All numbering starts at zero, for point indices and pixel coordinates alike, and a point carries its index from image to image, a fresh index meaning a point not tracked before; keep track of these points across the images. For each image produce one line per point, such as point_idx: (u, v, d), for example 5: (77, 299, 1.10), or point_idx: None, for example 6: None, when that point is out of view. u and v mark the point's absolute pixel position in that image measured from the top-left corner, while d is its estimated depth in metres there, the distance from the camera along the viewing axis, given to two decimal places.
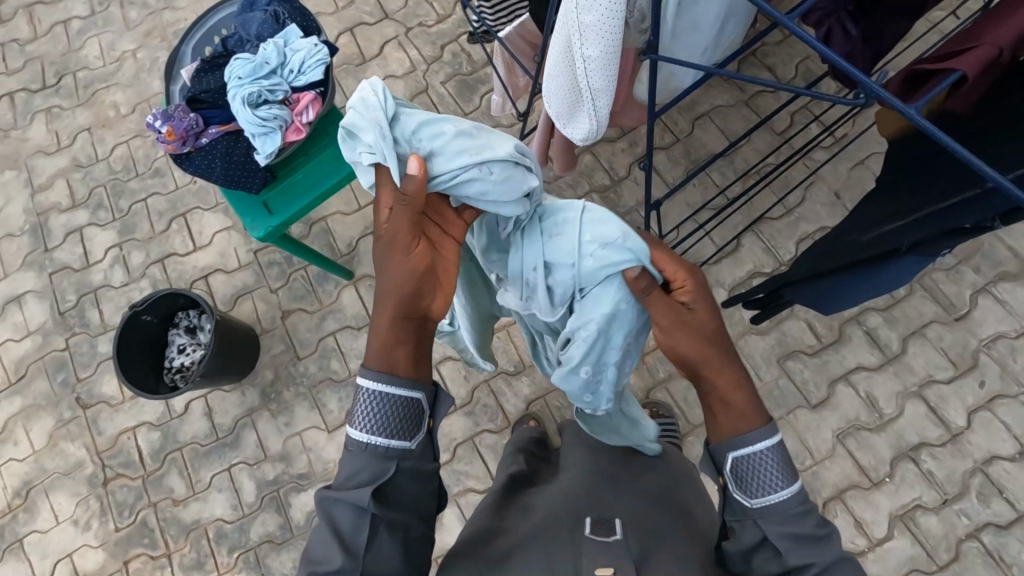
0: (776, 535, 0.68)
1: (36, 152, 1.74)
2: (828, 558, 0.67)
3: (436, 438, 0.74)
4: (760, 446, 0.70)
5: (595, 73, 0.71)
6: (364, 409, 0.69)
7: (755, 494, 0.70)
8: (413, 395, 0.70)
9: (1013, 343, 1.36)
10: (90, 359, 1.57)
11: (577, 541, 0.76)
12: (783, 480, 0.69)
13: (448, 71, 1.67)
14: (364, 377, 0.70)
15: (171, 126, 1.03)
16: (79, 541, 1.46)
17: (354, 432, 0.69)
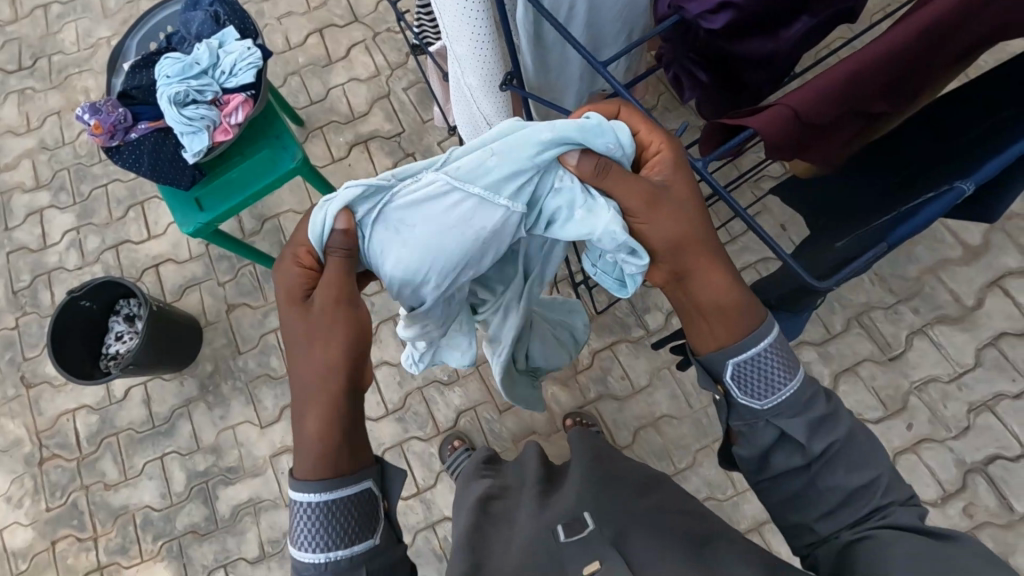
0: (791, 426, 0.69)
1: (6, 133, 1.77)
2: (840, 433, 0.71)
3: (394, 518, 0.71)
4: (763, 345, 0.70)
5: (482, 99, 0.73)
6: (304, 526, 0.65)
7: (763, 395, 0.70)
8: (362, 487, 0.67)
9: (945, 388, 1.35)
10: (38, 339, 1.60)
11: (554, 551, 0.77)
12: (786, 376, 0.70)
13: (411, 78, 1.68)
14: (303, 492, 0.65)
15: (98, 120, 1.05)
16: (11, 518, 1.48)
17: (307, 553, 0.65)
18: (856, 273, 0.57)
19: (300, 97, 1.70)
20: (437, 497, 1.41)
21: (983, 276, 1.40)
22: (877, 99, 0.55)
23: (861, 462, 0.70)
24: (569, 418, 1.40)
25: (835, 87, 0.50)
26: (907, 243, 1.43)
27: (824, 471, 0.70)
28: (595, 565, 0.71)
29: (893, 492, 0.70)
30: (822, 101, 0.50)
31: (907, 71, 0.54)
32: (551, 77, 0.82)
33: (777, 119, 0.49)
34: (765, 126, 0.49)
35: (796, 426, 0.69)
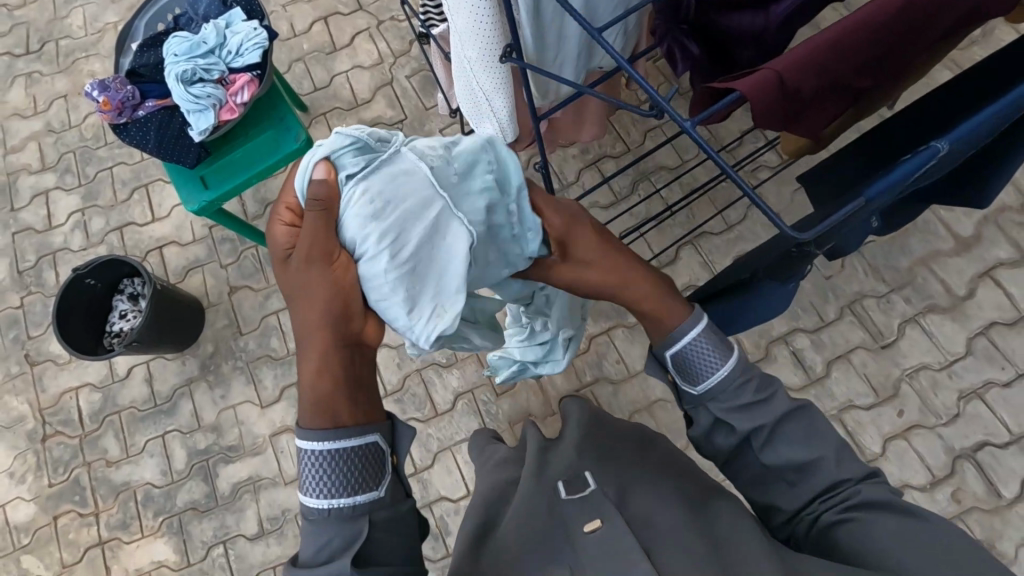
0: (724, 410, 0.75)
1: (12, 115, 1.79)
2: (778, 410, 0.74)
3: (402, 474, 0.72)
4: (693, 334, 0.75)
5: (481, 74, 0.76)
6: (313, 473, 0.66)
7: (698, 382, 0.76)
8: (370, 440, 0.68)
9: (935, 375, 1.37)
10: (42, 318, 1.62)
11: (556, 507, 0.78)
12: (720, 362, 0.75)
13: (414, 66, 1.70)
14: (307, 440, 0.66)
15: (107, 97, 1.08)
16: (13, 493, 1.50)
17: (314, 500, 0.66)
18: (837, 222, 0.56)
19: (304, 83, 1.72)
20: (434, 477, 1.43)
21: (973, 267, 1.42)
22: (859, 74, 0.57)
23: (811, 437, 0.74)
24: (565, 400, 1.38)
25: (816, 54, 0.52)
26: (900, 233, 1.45)
27: (765, 446, 0.75)
28: (595, 524, 0.72)
29: (847, 467, 0.73)
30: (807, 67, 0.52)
31: (889, 46, 0.56)
32: (550, 53, 0.85)
33: (762, 82, 0.51)
34: (751, 89, 0.50)
35: (725, 410, 0.74)
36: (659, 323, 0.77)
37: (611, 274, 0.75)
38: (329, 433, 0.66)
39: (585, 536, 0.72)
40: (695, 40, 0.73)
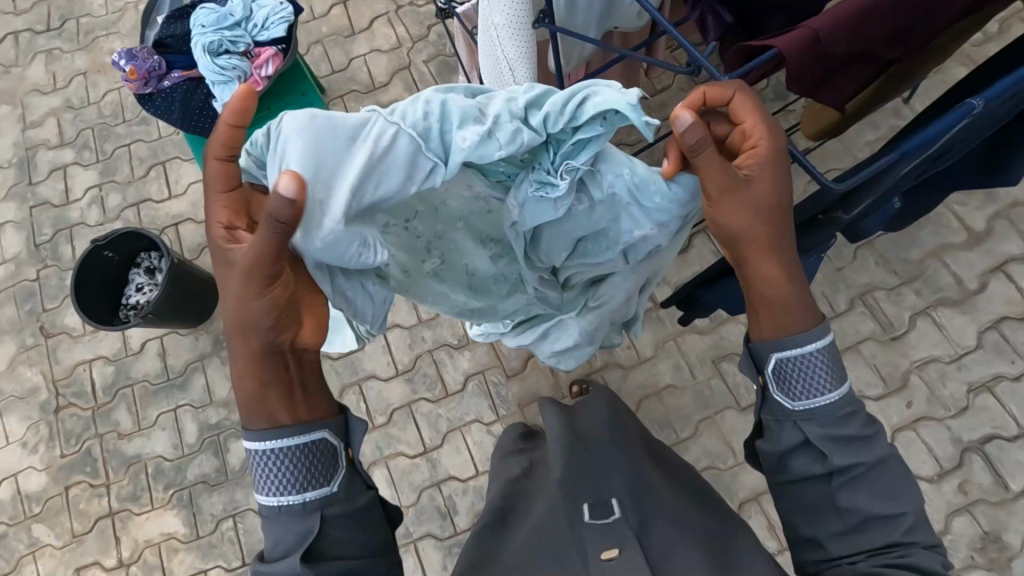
0: (822, 438, 0.71)
1: (32, 91, 1.81)
2: (870, 457, 0.71)
3: (359, 467, 0.73)
4: (817, 347, 0.71)
5: (507, 41, 0.77)
6: (263, 471, 0.68)
7: (800, 397, 0.72)
8: (315, 437, 0.69)
9: (944, 367, 1.38)
10: (58, 291, 1.63)
11: (576, 527, 0.80)
12: (831, 385, 0.71)
13: (431, 51, 1.71)
14: (253, 440, 0.68)
15: (134, 66, 1.10)
16: (25, 462, 1.52)
17: (265, 498, 0.69)
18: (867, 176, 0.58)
19: (322, 66, 1.73)
20: (443, 457, 1.44)
21: (985, 261, 1.43)
22: (895, 42, 0.59)
23: (890, 491, 0.71)
24: (574, 385, 1.41)
25: (857, 14, 0.54)
26: (912, 226, 1.46)
27: (844, 486, 0.71)
28: (613, 552, 0.73)
29: (921, 533, 0.69)
30: (844, 27, 0.54)
31: (924, 15, 0.58)
32: (577, 24, 0.86)
33: (797, 43, 0.53)
34: (786, 47, 0.53)
35: (821, 436, 0.70)
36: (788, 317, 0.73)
37: (761, 224, 0.70)
38: (268, 431, 0.68)
39: (600, 562, 0.73)
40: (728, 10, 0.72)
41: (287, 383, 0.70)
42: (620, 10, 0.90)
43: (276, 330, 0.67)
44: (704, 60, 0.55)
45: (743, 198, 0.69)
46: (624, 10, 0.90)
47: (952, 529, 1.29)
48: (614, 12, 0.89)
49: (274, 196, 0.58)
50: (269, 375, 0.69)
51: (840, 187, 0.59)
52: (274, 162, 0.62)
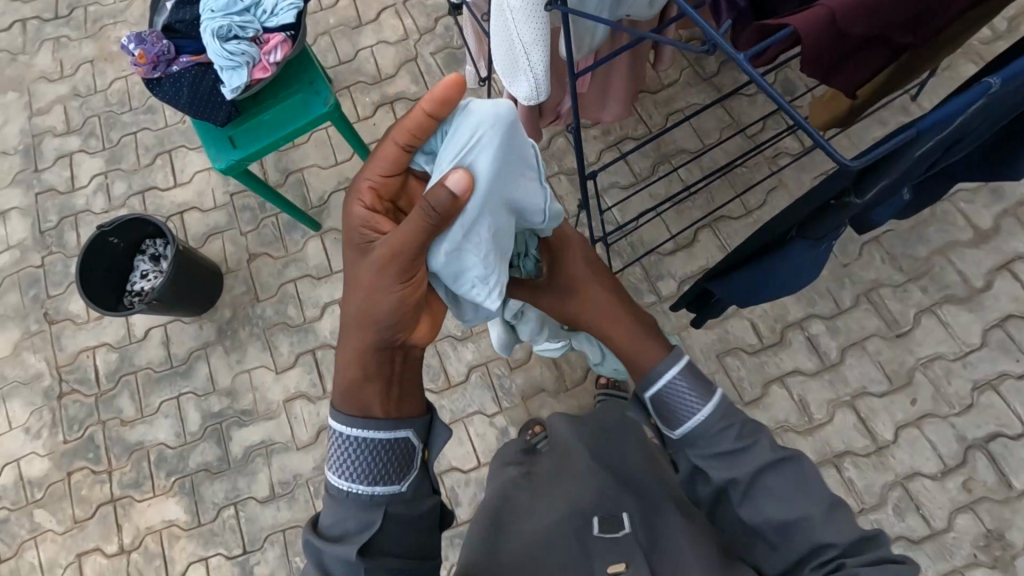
0: (702, 457, 0.77)
1: (39, 78, 1.81)
2: (751, 462, 0.75)
3: (431, 469, 0.76)
4: (672, 373, 0.79)
5: (523, 23, 0.78)
6: (343, 453, 0.71)
7: (675, 425, 0.79)
8: (400, 436, 0.72)
9: (949, 365, 1.38)
10: (62, 278, 1.63)
11: (585, 541, 0.87)
12: (700, 402, 0.77)
13: (439, 43, 1.71)
14: (341, 422, 0.71)
15: (143, 50, 1.10)
16: (28, 448, 1.52)
17: (337, 478, 0.70)
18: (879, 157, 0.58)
19: (329, 56, 1.73)
20: (445, 448, 1.44)
21: (991, 259, 1.42)
22: (911, 25, 0.58)
23: (791, 497, 0.73)
24: (602, 376, 1.43)
25: None
26: (919, 223, 1.46)
27: (743, 500, 0.75)
28: (619, 566, 0.81)
29: (834, 532, 0.70)
30: (860, 7, 0.53)
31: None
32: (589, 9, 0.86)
33: (815, 19, 0.53)
34: (803, 24, 0.53)
35: (701, 454, 0.77)
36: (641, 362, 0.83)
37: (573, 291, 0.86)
38: (358, 419, 0.71)
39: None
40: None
41: (387, 377, 0.73)
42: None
43: (397, 325, 0.70)
44: (719, 37, 0.55)
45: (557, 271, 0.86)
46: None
47: (955, 526, 1.29)
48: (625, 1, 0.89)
49: (440, 186, 0.64)
50: (376, 367, 0.72)
51: (857, 164, 0.59)
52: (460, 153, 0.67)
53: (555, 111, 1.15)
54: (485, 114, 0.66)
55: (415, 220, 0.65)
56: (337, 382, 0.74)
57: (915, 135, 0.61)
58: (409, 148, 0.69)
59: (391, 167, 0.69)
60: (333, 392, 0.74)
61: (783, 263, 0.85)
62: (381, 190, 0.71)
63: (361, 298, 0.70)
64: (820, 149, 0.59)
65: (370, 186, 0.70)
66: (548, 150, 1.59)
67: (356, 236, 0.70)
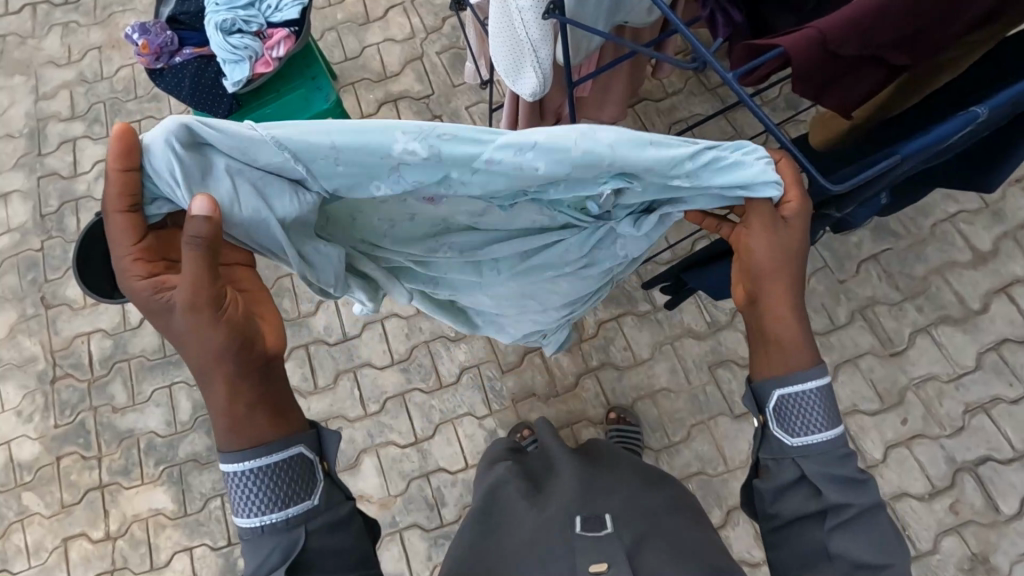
0: (817, 475, 0.70)
1: (47, 63, 1.82)
2: (866, 502, 0.69)
3: (338, 477, 0.71)
4: (813, 387, 0.71)
5: (532, 22, 0.80)
6: (242, 494, 0.65)
7: (796, 433, 0.72)
8: (293, 452, 0.67)
9: (942, 386, 1.37)
10: (61, 262, 1.64)
11: (568, 537, 0.84)
12: (826, 423, 0.71)
13: (445, 43, 1.72)
14: (232, 463, 0.65)
15: (146, 41, 1.10)
16: (19, 431, 1.52)
17: (245, 518, 0.66)
18: (865, 178, 0.58)
19: (335, 52, 1.73)
20: (434, 448, 1.44)
21: (989, 281, 1.42)
22: (905, 46, 0.58)
23: (885, 542, 0.68)
24: (612, 412, 1.42)
25: (867, 17, 0.53)
26: (918, 242, 1.45)
27: (836, 527, 0.69)
28: (602, 566, 0.78)
29: None
30: (853, 31, 0.53)
31: (936, 20, 0.57)
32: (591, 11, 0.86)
33: (803, 42, 0.53)
34: (793, 46, 0.53)
35: (820, 474, 0.70)
36: (775, 357, 0.73)
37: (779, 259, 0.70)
38: (249, 449, 0.65)
39: (590, 574, 0.77)
40: (737, 7, 0.69)
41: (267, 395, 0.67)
42: (630, 3, 0.90)
43: (248, 346, 0.64)
44: (709, 56, 0.55)
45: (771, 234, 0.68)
46: (634, 4, 0.90)
47: (941, 549, 1.28)
48: (624, 7, 0.90)
49: (188, 218, 0.57)
50: (252, 396, 0.65)
51: (839, 188, 0.59)
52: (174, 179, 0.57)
53: (554, 114, 1.15)
54: (154, 136, 0.56)
55: (190, 256, 0.58)
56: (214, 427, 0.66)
57: (900, 159, 0.61)
58: (134, 209, 0.59)
59: (134, 234, 0.60)
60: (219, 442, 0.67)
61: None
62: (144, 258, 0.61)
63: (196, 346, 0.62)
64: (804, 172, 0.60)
65: (129, 258, 0.60)
66: None
67: (151, 309, 0.61)
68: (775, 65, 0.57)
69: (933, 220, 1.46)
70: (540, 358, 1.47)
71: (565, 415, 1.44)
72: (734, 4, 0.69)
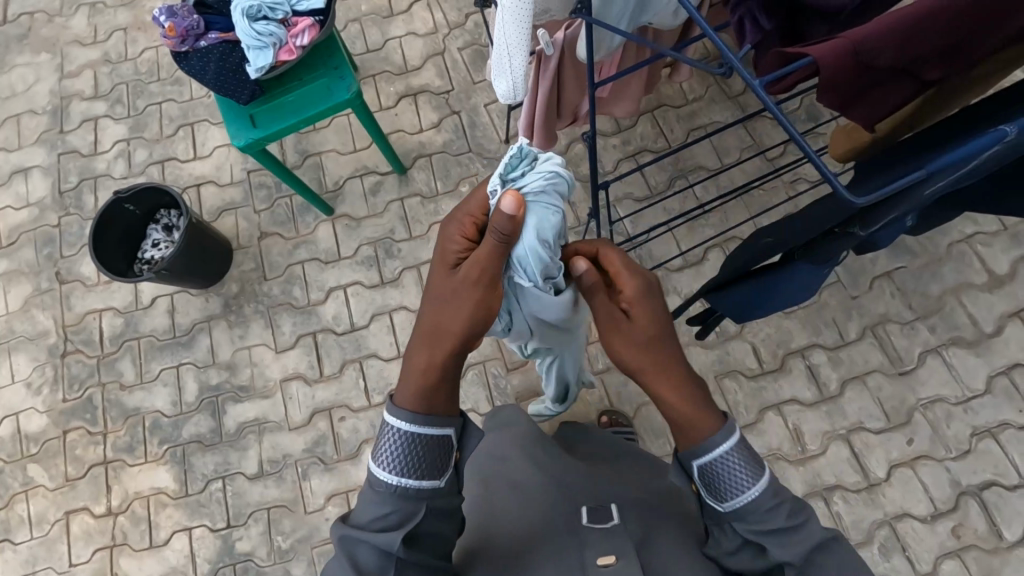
0: (752, 533, 0.72)
1: (73, 42, 1.84)
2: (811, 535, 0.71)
3: (461, 471, 0.77)
4: (726, 448, 0.73)
5: (511, 25, 0.78)
6: (391, 449, 0.73)
7: (724, 499, 0.73)
8: (444, 433, 0.74)
9: (951, 409, 1.36)
10: (77, 239, 1.66)
11: (577, 530, 0.83)
12: (751, 479, 0.72)
13: (467, 39, 1.72)
14: (398, 418, 0.73)
15: (173, 23, 1.12)
16: (28, 403, 1.54)
17: (380, 471, 0.72)
18: (890, 191, 0.57)
19: (357, 44, 1.74)
20: None
21: (1004, 304, 1.40)
22: (938, 60, 0.57)
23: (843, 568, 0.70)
24: (603, 416, 1.41)
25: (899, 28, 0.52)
26: (934, 262, 1.44)
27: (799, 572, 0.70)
28: (610, 558, 0.75)
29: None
30: (883, 43, 0.53)
31: (971, 36, 0.56)
32: (614, 12, 0.86)
33: (833, 51, 0.53)
34: (821, 55, 0.52)
35: (752, 531, 0.72)
36: (692, 427, 0.75)
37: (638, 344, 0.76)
38: (419, 417, 0.73)
39: (597, 567, 0.75)
40: (768, 14, 0.68)
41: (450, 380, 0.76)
42: (655, 8, 0.90)
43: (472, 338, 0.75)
44: (736, 62, 0.55)
45: (624, 330, 0.76)
46: (660, 8, 0.90)
47: (941, 571, 1.27)
48: (649, 11, 0.90)
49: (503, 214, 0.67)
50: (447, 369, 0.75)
51: (862, 201, 0.58)
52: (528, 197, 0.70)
53: (573, 114, 1.15)
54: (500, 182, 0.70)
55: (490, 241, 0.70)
56: (405, 384, 0.75)
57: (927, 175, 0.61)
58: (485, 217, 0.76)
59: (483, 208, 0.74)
60: (392, 398, 0.75)
61: (786, 281, 0.83)
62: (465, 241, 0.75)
63: (445, 321, 0.74)
64: (826, 183, 0.59)
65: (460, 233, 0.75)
66: (565, 155, 1.59)
67: (448, 273, 0.75)
68: (804, 73, 0.56)
69: (950, 240, 1.45)
70: None
71: (569, 417, 1.44)
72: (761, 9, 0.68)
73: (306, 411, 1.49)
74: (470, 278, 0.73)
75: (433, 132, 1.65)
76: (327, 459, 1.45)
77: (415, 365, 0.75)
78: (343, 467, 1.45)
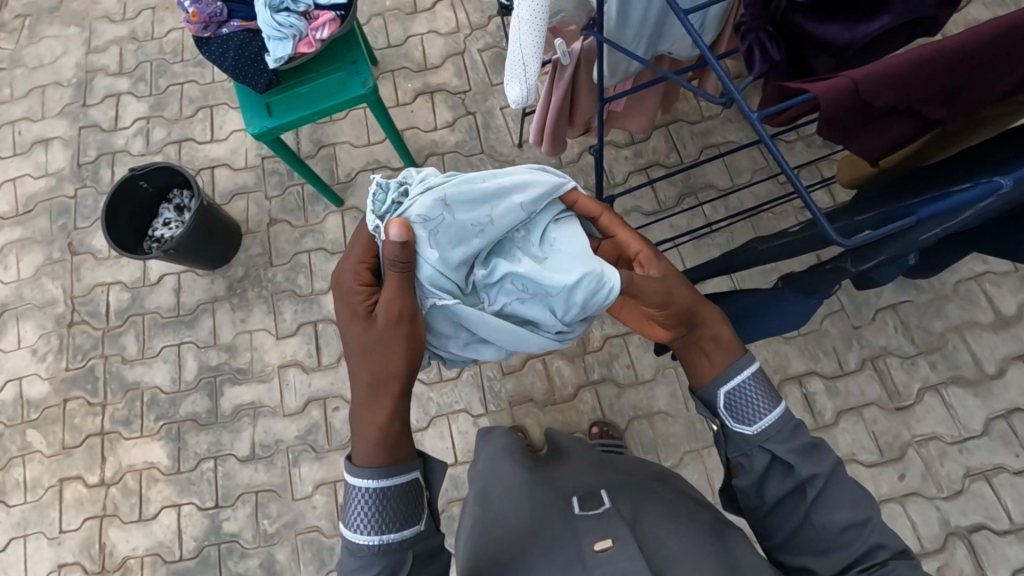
0: (784, 452, 0.76)
1: (102, 17, 1.87)
2: (824, 466, 0.76)
3: (434, 507, 0.79)
4: (748, 373, 0.80)
5: (527, 36, 0.78)
6: (362, 512, 0.73)
7: (753, 420, 0.78)
8: (409, 477, 0.76)
9: (946, 447, 1.34)
10: (91, 212, 1.69)
11: (569, 521, 0.84)
12: (770, 403, 0.79)
13: (488, 41, 1.72)
14: (363, 477, 0.74)
15: (197, 9, 1.13)
16: (32, 369, 1.57)
17: (357, 536, 0.73)
18: (883, 232, 0.57)
19: (379, 38, 1.75)
20: (426, 440, 1.44)
21: (1008, 346, 1.39)
22: (936, 104, 0.58)
23: (851, 499, 0.75)
24: (594, 426, 1.42)
25: (904, 70, 0.53)
26: (940, 298, 1.42)
27: (815, 501, 0.75)
28: (606, 542, 0.76)
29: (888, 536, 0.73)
30: (886, 84, 0.53)
31: (978, 82, 0.56)
32: (626, 32, 0.88)
33: (833, 89, 0.53)
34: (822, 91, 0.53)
35: (784, 450, 0.76)
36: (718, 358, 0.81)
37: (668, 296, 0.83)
38: (384, 471, 0.74)
39: (595, 553, 0.75)
40: (776, 46, 0.72)
41: (398, 417, 0.77)
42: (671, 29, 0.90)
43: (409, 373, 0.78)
44: (736, 94, 0.56)
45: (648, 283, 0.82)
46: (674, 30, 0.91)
47: None
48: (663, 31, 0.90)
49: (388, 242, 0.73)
50: (391, 407, 0.77)
51: (851, 242, 0.59)
52: (412, 218, 0.76)
53: (586, 125, 1.15)
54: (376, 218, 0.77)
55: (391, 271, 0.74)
56: (361, 437, 0.76)
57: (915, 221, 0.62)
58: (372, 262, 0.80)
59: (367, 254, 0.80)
60: (352, 457, 0.76)
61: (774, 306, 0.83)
62: (365, 288, 0.79)
63: (382, 369, 0.77)
64: (814, 218, 0.59)
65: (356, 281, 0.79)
66: (576, 164, 1.59)
67: (360, 319, 0.77)
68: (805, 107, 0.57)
69: (958, 278, 1.43)
70: (541, 365, 1.47)
71: (561, 425, 1.44)
72: (769, 39, 0.72)
73: (301, 399, 1.50)
74: (389, 320, 0.75)
75: (447, 132, 1.66)
76: (317, 448, 1.47)
77: (362, 418, 0.76)
78: (333, 457, 1.46)
